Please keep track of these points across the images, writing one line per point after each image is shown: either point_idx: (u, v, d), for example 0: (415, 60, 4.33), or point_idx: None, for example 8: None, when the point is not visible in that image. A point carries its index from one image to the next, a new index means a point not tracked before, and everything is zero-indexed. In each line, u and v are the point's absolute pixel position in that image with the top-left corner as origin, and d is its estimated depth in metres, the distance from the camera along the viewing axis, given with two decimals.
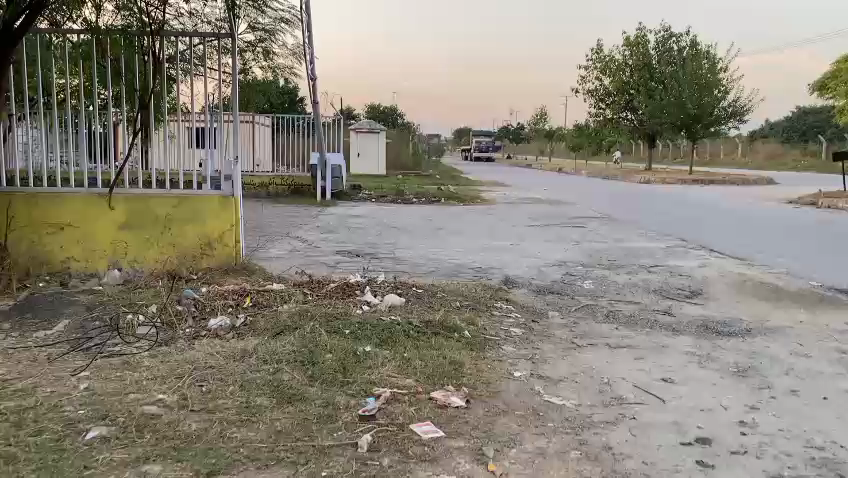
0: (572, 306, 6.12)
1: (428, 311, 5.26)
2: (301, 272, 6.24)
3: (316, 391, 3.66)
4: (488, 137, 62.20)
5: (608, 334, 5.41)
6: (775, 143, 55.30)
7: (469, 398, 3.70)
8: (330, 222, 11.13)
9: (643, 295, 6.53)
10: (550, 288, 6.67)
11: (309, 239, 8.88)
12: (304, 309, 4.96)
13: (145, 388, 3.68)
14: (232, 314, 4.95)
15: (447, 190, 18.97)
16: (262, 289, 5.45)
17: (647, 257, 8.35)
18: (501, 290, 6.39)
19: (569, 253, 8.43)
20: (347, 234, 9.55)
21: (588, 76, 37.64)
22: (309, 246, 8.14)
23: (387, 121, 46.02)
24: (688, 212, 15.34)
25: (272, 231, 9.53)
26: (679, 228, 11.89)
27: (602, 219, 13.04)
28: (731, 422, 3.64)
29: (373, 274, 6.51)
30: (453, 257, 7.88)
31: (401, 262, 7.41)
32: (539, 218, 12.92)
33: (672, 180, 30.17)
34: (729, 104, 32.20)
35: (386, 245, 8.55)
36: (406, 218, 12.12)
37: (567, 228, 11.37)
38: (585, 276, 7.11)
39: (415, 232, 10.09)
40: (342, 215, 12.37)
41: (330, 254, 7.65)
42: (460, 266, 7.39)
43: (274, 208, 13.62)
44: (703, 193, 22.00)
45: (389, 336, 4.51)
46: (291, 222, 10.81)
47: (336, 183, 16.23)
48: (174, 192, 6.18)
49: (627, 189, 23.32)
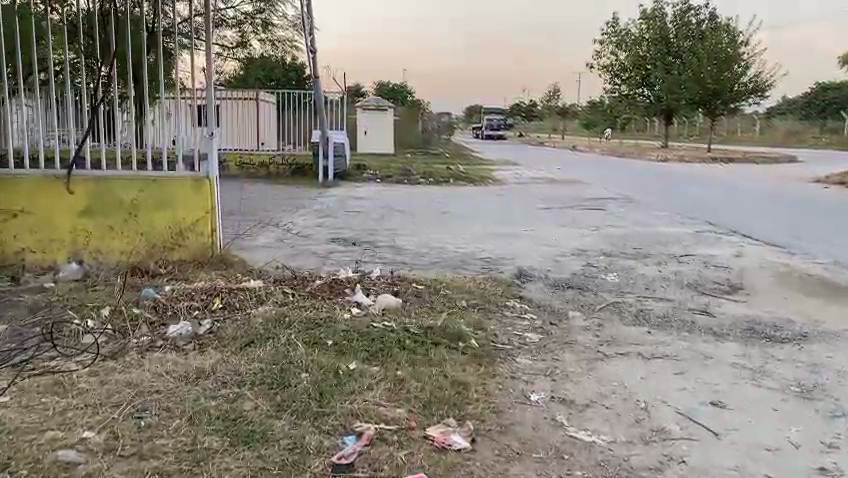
0: (594, 305, 5.33)
1: (428, 314, 4.49)
2: (284, 266, 5.49)
3: (282, 428, 2.92)
4: (500, 116, 61.20)
5: (638, 340, 4.63)
6: (795, 121, 53.86)
7: (474, 436, 2.95)
8: (329, 205, 10.37)
9: (674, 291, 5.73)
10: (569, 282, 5.90)
11: (302, 225, 8.13)
12: (281, 313, 4.21)
13: (70, 422, 2.93)
14: (197, 320, 4.21)
15: (456, 170, 18.14)
16: (237, 288, 4.69)
17: (675, 244, 7.54)
18: (513, 286, 5.61)
19: (588, 241, 7.65)
20: (346, 219, 8.79)
21: (604, 51, 36.52)
22: (300, 234, 7.39)
23: (396, 98, 45.07)
24: (710, 192, 14.52)
25: (264, 216, 8.79)
26: (701, 210, 11.03)
27: (621, 200, 12.18)
28: (808, 468, 2.86)
29: (368, 268, 5.75)
30: (459, 246, 7.12)
31: (401, 252, 6.65)
32: (554, 200, 12.09)
33: (690, 158, 29.24)
34: (751, 79, 31.10)
35: (387, 231, 7.79)
36: (411, 201, 11.35)
37: (584, 210, 10.57)
38: (607, 267, 6.32)
39: (419, 216, 9.31)
40: (343, 197, 11.63)
41: (323, 242, 6.89)
42: (468, 256, 6.62)
43: (274, 189, 12.89)
44: (723, 173, 21.04)
45: (381, 349, 3.76)
46: (288, 206, 10.06)
47: (340, 163, 15.46)
48: (141, 173, 5.42)
49: (644, 167, 22.44)
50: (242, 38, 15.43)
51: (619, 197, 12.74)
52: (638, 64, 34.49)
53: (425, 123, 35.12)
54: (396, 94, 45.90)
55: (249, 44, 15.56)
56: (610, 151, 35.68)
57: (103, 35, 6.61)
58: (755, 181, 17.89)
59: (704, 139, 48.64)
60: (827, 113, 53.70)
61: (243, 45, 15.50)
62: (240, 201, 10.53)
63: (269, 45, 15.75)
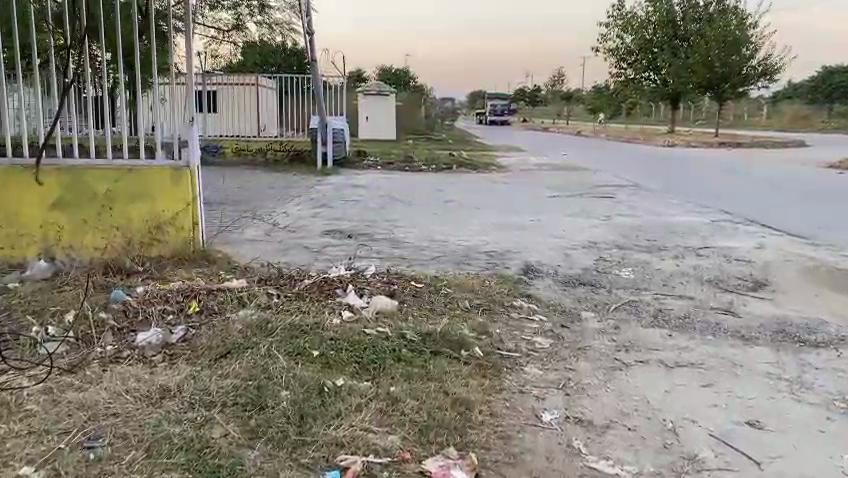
0: (608, 305, 4.90)
1: (427, 318, 4.07)
2: (271, 263, 5.07)
3: (254, 461, 2.50)
4: (503, 101, 60.56)
5: (660, 344, 4.21)
6: (802, 105, 53.05)
7: (478, 470, 2.53)
8: (327, 194, 9.93)
9: (694, 288, 5.30)
10: (580, 278, 5.48)
11: (296, 215, 7.71)
12: (264, 318, 3.78)
13: (9, 455, 2.51)
14: (169, 325, 3.79)
15: (459, 157, 17.67)
16: (218, 288, 4.27)
17: (691, 235, 7.10)
18: (521, 284, 5.18)
19: (599, 232, 7.20)
20: (343, 209, 8.36)
21: (609, 34, 35.84)
22: (292, 225, 6.97)
23: (399, 83, 44.51)
24: (720, 179, 14.06)
25: (257, 206, 8.36)
26: (714, 198, 10.56)
27: (630, 188, 11.71)
28: None
29: (362, 264, 5.33)
30: (462, 238, 6.69)
31: (399, 245, 6.22)
32: (561, 188, 11.63)
33: (698, 143, 28.70)
34: (760, 62, 30.45)
35: (385, 222, 7.36)
36: (412, 189, 10.90)
37: (593, 199, 10.13)
38: (621, 261, 5.89)
39: (421, 206, 8.86)
40: (342, 185, 11.18)
41: (316, 234, 6.46)
42: (472, 249, 6.19)
43: (271, 177, 12.46)
44: (734, 158, 20.53)
45: (374, 361, 3.34)
46: (283, 195, 9.63)
47: (340, 150, 14.95)
48: (116, 162, 4.98)
49: (651, 153, 21.97)
50: (238, 21, 14.98)
51: (628, 184, 12.28)
52: (644, 48, 33.84)
53: (427, 109, 34.59)
54: (398, 79, 45.33)
55: (245, 27, 15.12)
56: (616, 137, 35.13)
57: (83, 10, 6.03)
58: (767, 168, 17.44)
59: (710, 124, 48.01)
60: (835, 96, 52.93)
61: (237, 28, 15.09)
62: (234, 190, 10.10)
63: (266, 28, 15.24)
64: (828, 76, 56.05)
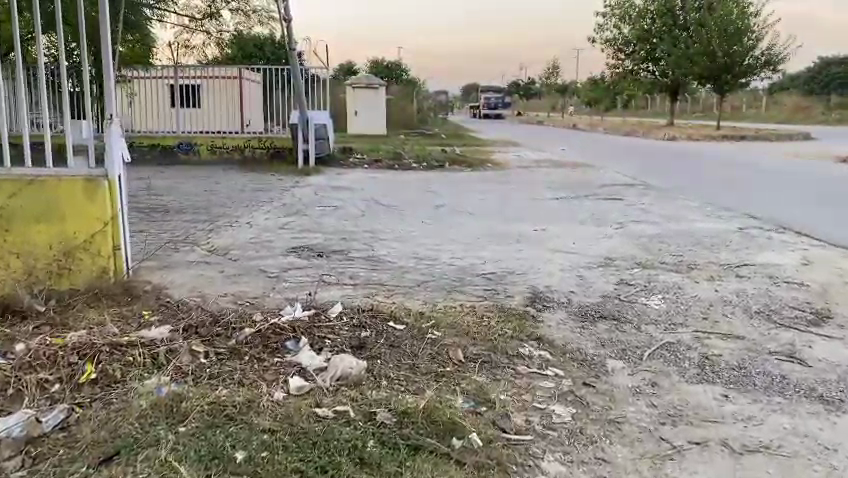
0: (640, 350, 3.86)
1: (403, 385, 3.02)
2: (211, 305, 4.00)
3: None
4: (498, 93, 59.61)
5: (716, 412, 3.16)
6: (800, 96, 52.03)
7: None
8: (304, 198, 8.87)
9: (742, 322, 4.26)
10: (600, 310, 4.42)
11: (263, 226, 6.65)
12: (177, 395, 2.72)
13: None
14: (46, 404, 2.72)
15: (452, 153, 16.60)
16: (128, 343, 3.20)
17: (724, 249, 6.05)
18: (527, 321, 4.13)
19: (615, 245, 6.16)
20: (318, 217, 7.30)
21: (606, 25, 34.68)
22: (255, 240, 5.90)
23: (391, 76, 43.54)
24: (732, 177, 13.04)
25: (221, 215, 7.30)
26: (731, 199, 9.53)
27: (638, 187, 10.69)
28: None
29: (328, 297, 4.27)
30: (454, 255, 5.64)
31: (378, 266, 5.16)
32: (563, 188, 10.60)
33: (699, 137, 27.54)
34: (763, 52, 29.02)
35: (365, 236, 6.30)
36: (400, 191, 9.83)
37: (599, 201, 9.10)
38: (647, 286, 4.85)
39: (407, 212, 7.81)
40: (322, 187, 10.13)
41: (279, 253, 5.39)
42: (466, 271, 5.13)
43: (247, 178, 11.42)
44: (738, 153, 19.52)
45: (325, 470, 2.29)
46: (253, 200, 8.57)
47: (322, 147, 13.92)
48: (14, 171, 3.92)
49: (652, 148, 20.96)
50: (209, 9, 13.92)
51: (636, 184, 11.23)
52: (643, 38, 32.77)
53: (421, 102, 33.60)
54: (390, 72, 44.31)
55: (219, 15, 14.07)
56: (614, 130, 34.05)
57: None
58: (780, 163, 16.38)
59: (709, 117, 46.93)
60: (832, 87, 51.70)
61: (211, 16, 14.01)
62: (202, 194, 9.07)
63: (240, 16, 14.17)
64: (828, 67, 54.81)
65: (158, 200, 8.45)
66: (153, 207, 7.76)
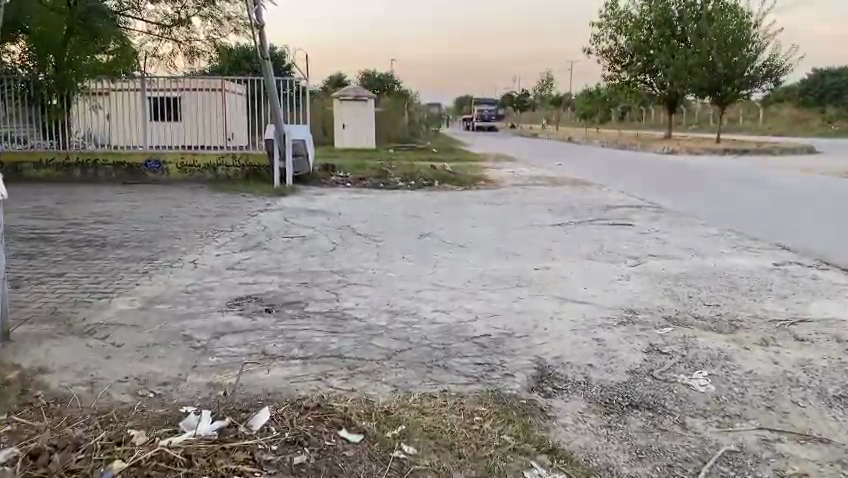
0: (694, 467, 2.73)
1: None
2: (95, 405, 2.88)
3: None
4: (491, 105, 58.80)
5: None
6: (798, 108, 51.09)
7: None
8: (271, 225, 7.76)
9: (822, 417, 3.14)
10: (628, 396, 3.31)
11: (211, 266, 5.54)
12: None
13: None
14: None
15: (443, 169, 15.49)
16: None
17: (767, 296, 4.95)
18: (533, 417, 3.01)
19: (635, 290, 5.06)
20: (281, 252, 6.19)
21: (602, 35, 33.73)
22: (195, 287, 4.80)
23: (384, 89, 42.72)
24: (746, 197, 11.95)
25: (166, 250, 6.20)
26: (752, 227, 8.44)
27: (648, 210, 9.61)
28: None
29: (260, 388, 3.14)
30: (438, 307, 4.53)
31: (340, 326, 4.03)
32: (564, 211, 9.52)
33: (698, 151, 26.49)
34: (764, 63, 27.98)
35: (332, 278, 5.20)
36: (382, 216, 8.73)
37: (606, 229, 8.02)
38: (684, 357, 3.74)
39: (385, 245, 6.70)
40: (294, 211, 9.03)
41: (216, 308, 4.28)
42: (453, 332, 4.02)
43: (215, 199, 10.33)
44: (745, 168, 18.44)
45: None
46: (212, 229, 7.47)
47: (299, 165, 12.88)
48: None
49: (654, 163, 19.90)
50: (178, 15, 13.00)
51: (644, 206, 10.16)
52: (639, 49, 31.89)
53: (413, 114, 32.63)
54: (383, 84, 43.51)
55: (189, 22, 13.17)
56: (610, 143, 33.03)
57: None
58: (792, 179, 15.29)
59: (705, 130, 46.06)
60: (827, 100, 50.93)
61: (180, 23, 13.11)
62: (157, 221, 7.98)
63: (212, 23, 13.25)
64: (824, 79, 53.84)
65: (102, 229, 7.36)
66: (92, 239, 6.69)
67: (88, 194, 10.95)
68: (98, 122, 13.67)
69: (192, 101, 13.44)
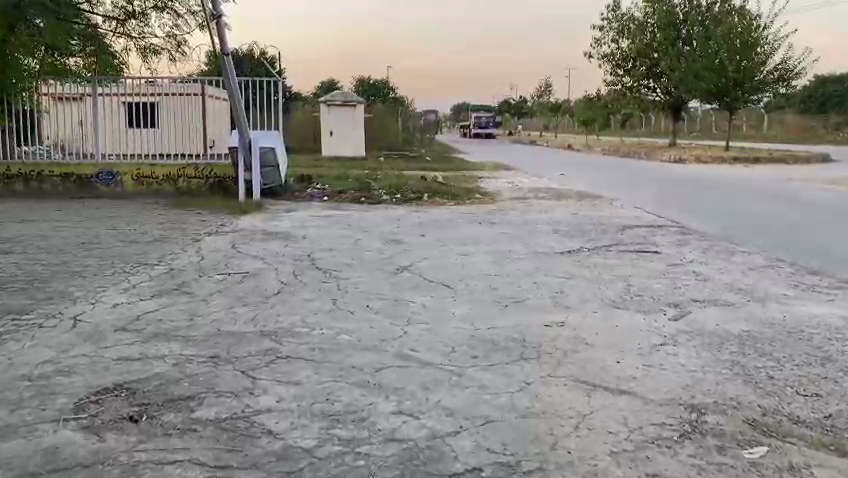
0: None
1: None
2: None
3: None
4: (489, 112, 57.12)
5: None
6: (803, 114, 49.50)
7: None
8: (210, 255, 6.20)
9: None
10: None
11: (97, 325, 3.99)
12: None
13: None
14: None
15: (434, 180, 13.96)
16: None
17: None
18: None
19: (691, 368, 3.50)
20: (203, 299, 4.63)
21: (603, 39, 32.23)
22: (47, 367, 3.26)
23: (378, 96, 40.88)
24: (779, 213, 10.40)
25: (51, 297, 4.64)
26: (803, 253, 6.89)
27: (673, 233, 8.06)
28: None
29: None
30: (403, 403, 2.97)
31: (237, 454, 2.47)
32: (575, 233, 7.96)
33: (706, 159, 24.96)
34: (775, 67, 26.43)
35: (257, 347, 3.64)
36: (354, 241, 7.17)
37: (629, 259, 6.49)
38: None
39: (347, 285, 5.13)
40: (249, 234, 7.47)
41: (51, 416, 2.73)
42: (421, 465, 2.45)
43: (162, 218, 8.79)
44: (766, 179, 16.96)
45: None
46: (134, 261, 5.91)
47: (268, 176, 11.37)
48: None
49: (665, 173, 18.33)
50: (131, 7, 11.70)
51: (666, 226, 8.60)
52: (643, 53, 30.31)
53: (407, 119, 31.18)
54: (377, 90, 41.73)
55: (145, 15, 11.85)
56: (612, 151, 31.47)
57: None
58: (821, 191, 13.74)
59: (707, 137, 44.60)
60: (831, 107, 49.39)
61: (134, 17, 11.78)
62: (71, 250, 6.43)
63: (170, 16, 11.92)
64: (827, 84, 52.43)
65: None
66: None
67: (19, 211, 9.42)
68: (55, 125, 11.80)
69: (171, 109, 11.85)
